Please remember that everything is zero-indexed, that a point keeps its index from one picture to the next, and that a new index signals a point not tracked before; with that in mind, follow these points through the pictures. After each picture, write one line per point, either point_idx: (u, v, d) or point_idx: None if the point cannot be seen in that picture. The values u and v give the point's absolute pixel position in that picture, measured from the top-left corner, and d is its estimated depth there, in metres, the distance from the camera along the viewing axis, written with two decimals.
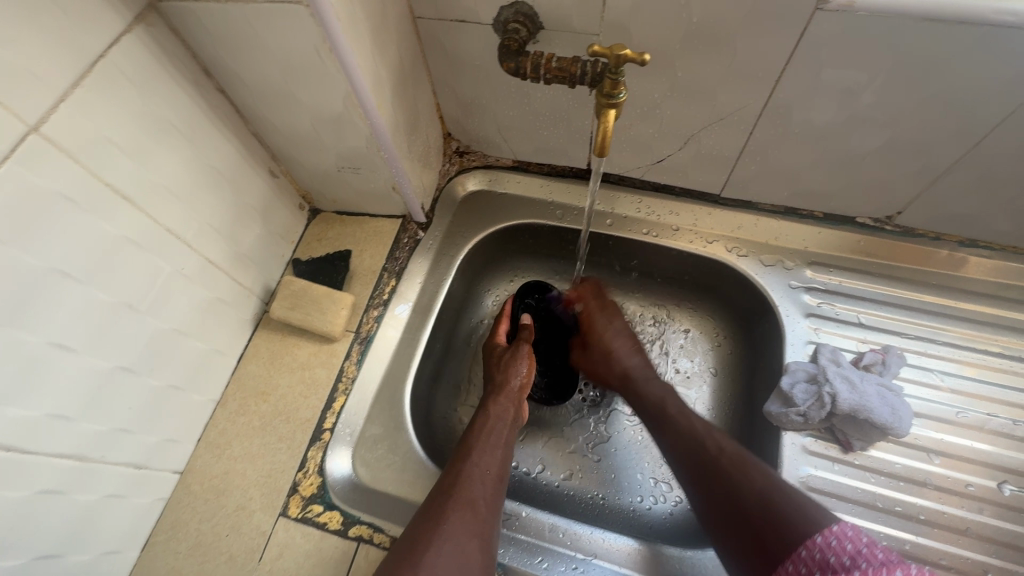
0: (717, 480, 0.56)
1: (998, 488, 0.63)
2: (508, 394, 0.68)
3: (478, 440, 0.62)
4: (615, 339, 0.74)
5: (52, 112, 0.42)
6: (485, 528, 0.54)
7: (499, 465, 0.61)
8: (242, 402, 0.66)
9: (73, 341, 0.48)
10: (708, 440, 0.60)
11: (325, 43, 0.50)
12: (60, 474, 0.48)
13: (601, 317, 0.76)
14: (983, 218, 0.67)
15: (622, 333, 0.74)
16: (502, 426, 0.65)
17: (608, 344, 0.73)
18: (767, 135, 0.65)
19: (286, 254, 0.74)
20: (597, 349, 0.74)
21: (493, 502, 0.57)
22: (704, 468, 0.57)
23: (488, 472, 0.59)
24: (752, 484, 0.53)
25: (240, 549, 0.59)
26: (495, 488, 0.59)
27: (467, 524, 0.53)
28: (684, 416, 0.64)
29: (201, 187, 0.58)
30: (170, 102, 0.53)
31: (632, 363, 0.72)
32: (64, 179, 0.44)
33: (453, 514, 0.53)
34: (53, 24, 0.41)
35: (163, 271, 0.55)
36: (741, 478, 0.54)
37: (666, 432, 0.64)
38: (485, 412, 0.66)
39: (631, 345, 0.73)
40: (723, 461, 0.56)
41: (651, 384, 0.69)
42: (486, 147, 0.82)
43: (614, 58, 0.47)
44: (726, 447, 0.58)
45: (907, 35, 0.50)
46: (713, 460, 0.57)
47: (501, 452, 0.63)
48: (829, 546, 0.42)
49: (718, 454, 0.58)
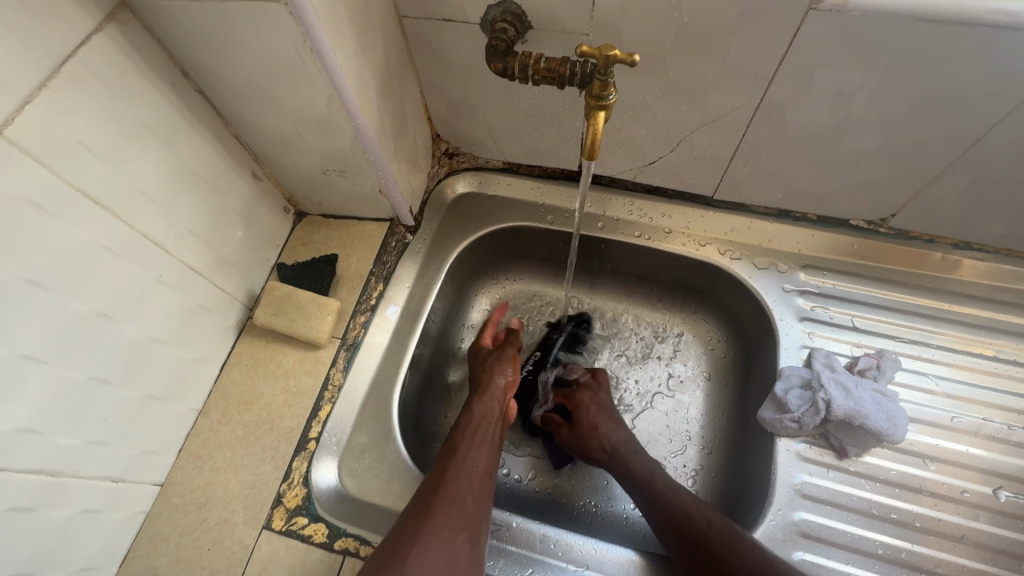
0: (709, 556, 0.54)
1: (993, 494, 0.62)
2: (493, 393, 0.67)
3: (464, 436, 0.61)
4: (600, 410, 0.70)
5: (17, 114, 0.41)
6: (472, 522, 0.53)
7: (488, 461, 0.60)
8: (225, 411, 0.64)
9: (44, 352, 0.46)
10: (696, 514, 0.57)
11: (306, 44, 0.49)
12: (32, 491, 0.47)
13: (587, 390, 0.73)
14: (977, 220, 0.66)
15: (608, 405, 0.71)
16: (489, 423, 0.64)
17: (593, 417, 0.70)
18: (759, 137, 0.64)
19: (270, 259, 0.72)
20: (583, 422, 0.69)
21: (482, 498, 0.56)
22: (694, 545, 0.55)
23: (475, 467, 0.58)
24: (746, 563, 0.52)
25: (222, 563, 0.57)
26: (483, 484, 0.58)
27: (453, 519, 0.52)
28: (671, 486, 0.61)
29: (179, 192, 0.56)
30: (145, 105, 0.51)
31: (618, 433, 0.68)
32: (32, 185, 0.42)
33: (439, 510, 0.52)
34: (17, 22, 0.40)
35: (141, 279, 0.53)
36: (734, 557, 0.52)
37: (653, 498, 0.61)
38: (471, 409, 0.65)
39: (618, 416, 0.70)
40: (714, 538, 0.54)
41: (640, 457, 0.65)
42: (476, 149, 0.80)
43: (603, 58, 0.46)
44: (715, 518, 0.57)
45: (901, 35, 0.49)
46: (703, 536, 0.55)
47: (489, 447, 0.62)
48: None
49: (707, 529, 0.56)
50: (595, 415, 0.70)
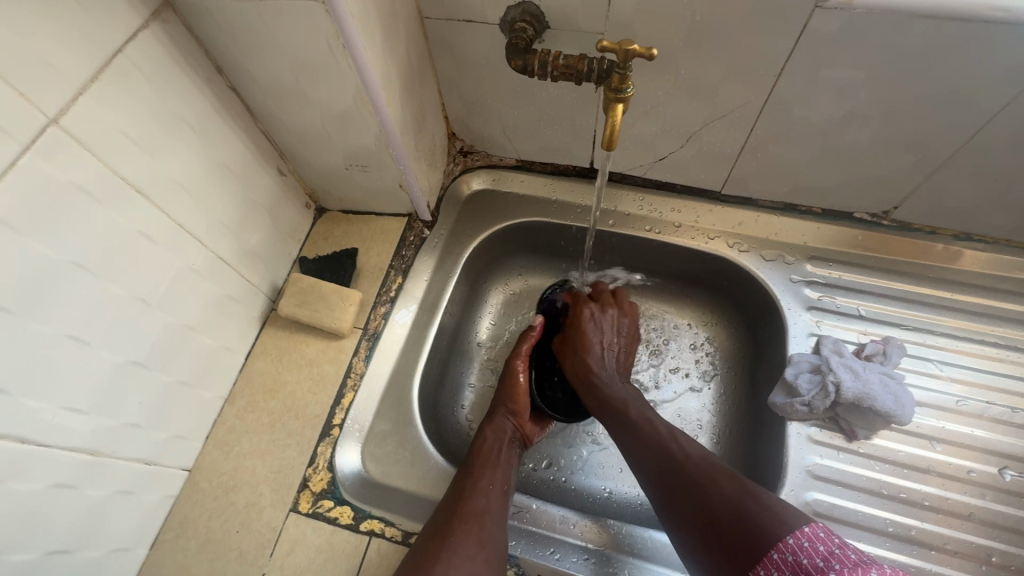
0: (688, 485, 0.55)
1: (999, 474, 0.64)
2: (502, 415, 0.69)
3: (480, 458, 0.63)
4: (595, 331, 0.71)
5: (71, 104, 0.43)
6: (491, 541, 0.55)
7: (502, 480, 0.62)
8: (250, 399, 0.66)
9: (86, 333, 0.48)
10: (671, 444, 0.59)
11: (338, 40, 0.51)
12: (72, 468, 0.48)
13: (592, 304, 0.74)
14: (978, 212, 0.68)
15: (604, 329, 0.72)
16: (500, 444, 0.66)
17: (583, 336, 0.71)
18: (767, 133, 0.66)
19: (293, 252, 0.74)
20: (575, 334, 0.71)
21: (499, 516, 0.58)
22: (671, 475, 0.57)
23: (491, 488, 0.60)
24: (722, 489, 0.53)
25: (251, 545, 0.59)
26: (501, 503, 0.60)
27: (473, 537, 0.54)
28: (646, 419, 0.63)
29: (212, 184, 0.59)
30: (182, 97, 0.53)
31: (601, 364, 0.69)
32: (80, 172, 0.44)
33: (459, 527, 0.55)
34: (73, 19, 0.42)
35: (175, 267, 0.55)
36: (710, 484, 0.54)
37: (627, 436, 0.63)
38: (482, 432, 0.67)
39: (609, 343, 0.71)
40: (689, 469, 0.56)
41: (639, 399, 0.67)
42: (490, 147, 0.83)
43: (622, 52, 0.49)
44: (693, 452, 0.58)
45: (902, 32, 0.51)
46: (680, 466, 0.57)
47: (503, 467, 0.64)
48: (801, 546, 0.44)
49: (683, 461, 0.57)
50: (588, 333, 0.71)
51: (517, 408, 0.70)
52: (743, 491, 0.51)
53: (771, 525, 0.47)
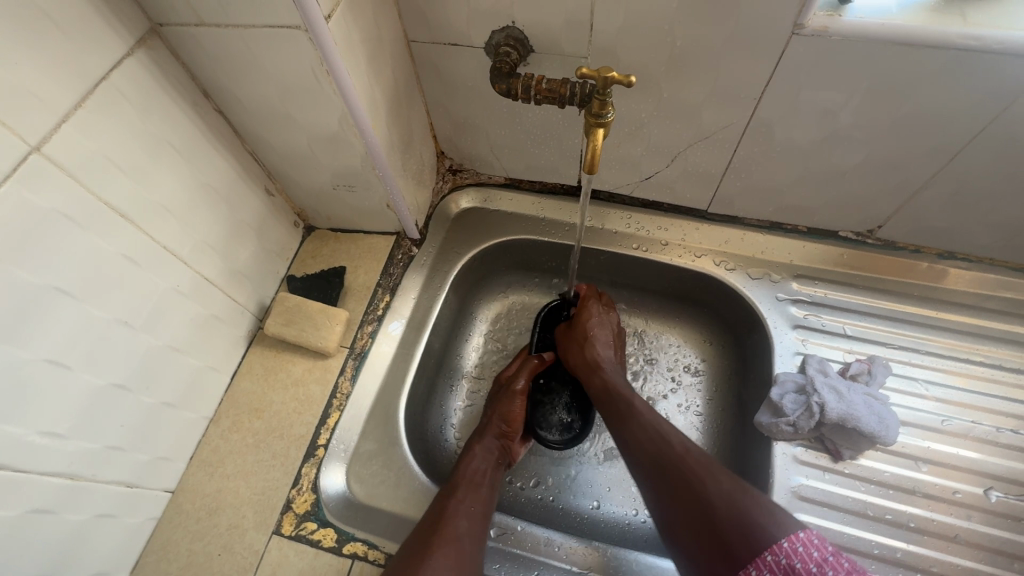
0: (684, 484, 0.54)
1: (985, 495, 0.64)
2: (489, 434, 0.69)
3: (464, 478, 0.63)
4: (595, 327, 0.73)
5: (53, 133, 0.43)
6: (469, 562, 0.55)
7: (483, 504, 0.61)
8: (236, 419, 0.66)
9: (65, 358, 0.47)
10: (673, 439, 0.58)
11: (322, 66, 0.52)
12: (50, 494, 0.48)
13: (594, 300, 0.76)
14: (961, 232, 0.69)
15: (605, 326, 0.74)
16: (485, 465, 0.66)
17: (587, 331, 0.73)
18: (750, 154, 0.67)
19: (281, 271, 0.74)
20: (576, 330, 0.73)
21: (478, 540, 0.58)
22: (670, 469, 0.56)
23: (473, 509, 0.60)
24: (722, 487, 0.52)
25: (234, 568, 0.58)
26: (481, 526, 0.59)
27: (448, 560, 0.54)
28: (649, 417, 0.62)
29: (199, 206, 0.59)
30: (167, 121, 0.54)
31: (604, 353, 0.71)
32: (61, 199, 0.45)
33: (437, 549, 0.54)
34: (57, 47, 0.43)
35: (160, 288, 0.55)
36: (709, 482, 0.52)
37: (627, 429, 0.63)
38: (468, 450, 0.67)
39: (609, 340, 0.73)
40: (690, 463, 0.55)
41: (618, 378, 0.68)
42: (479, 165, 0.83)
43: (601, 79, 0.50)
44: (692, 447, 0.57)
45: (878, 59, 0.52)
46: (678, 461, 0.56)
47: (486, 487, 0.64)
48: (796, 551, 0.43)
49: (684, 455, 0.56)
50: (590, 329, 0.73)
51: (509, 431, 0.70)
52: (741, 494, 0.50)
53: (767, 523, 0.46)
